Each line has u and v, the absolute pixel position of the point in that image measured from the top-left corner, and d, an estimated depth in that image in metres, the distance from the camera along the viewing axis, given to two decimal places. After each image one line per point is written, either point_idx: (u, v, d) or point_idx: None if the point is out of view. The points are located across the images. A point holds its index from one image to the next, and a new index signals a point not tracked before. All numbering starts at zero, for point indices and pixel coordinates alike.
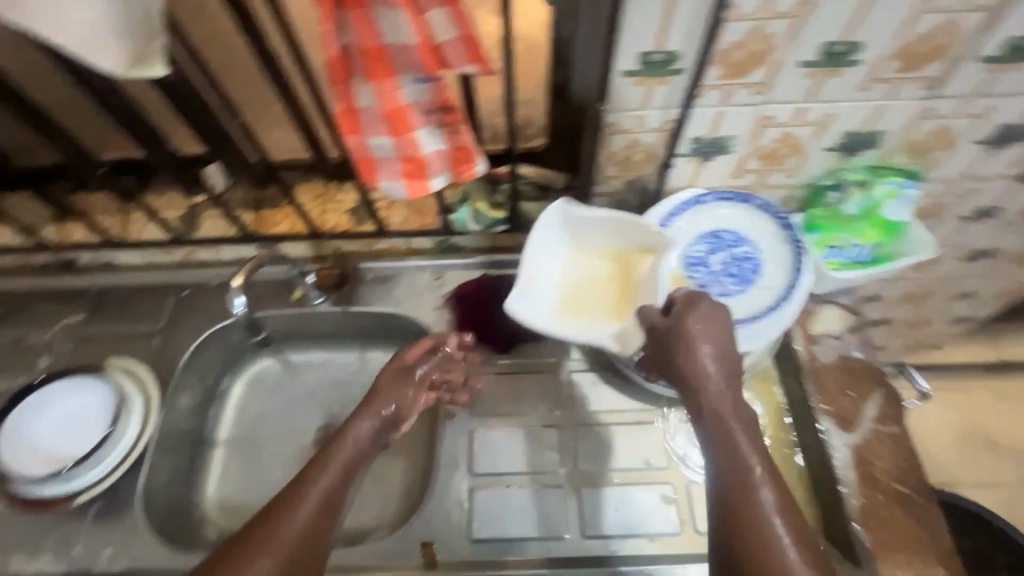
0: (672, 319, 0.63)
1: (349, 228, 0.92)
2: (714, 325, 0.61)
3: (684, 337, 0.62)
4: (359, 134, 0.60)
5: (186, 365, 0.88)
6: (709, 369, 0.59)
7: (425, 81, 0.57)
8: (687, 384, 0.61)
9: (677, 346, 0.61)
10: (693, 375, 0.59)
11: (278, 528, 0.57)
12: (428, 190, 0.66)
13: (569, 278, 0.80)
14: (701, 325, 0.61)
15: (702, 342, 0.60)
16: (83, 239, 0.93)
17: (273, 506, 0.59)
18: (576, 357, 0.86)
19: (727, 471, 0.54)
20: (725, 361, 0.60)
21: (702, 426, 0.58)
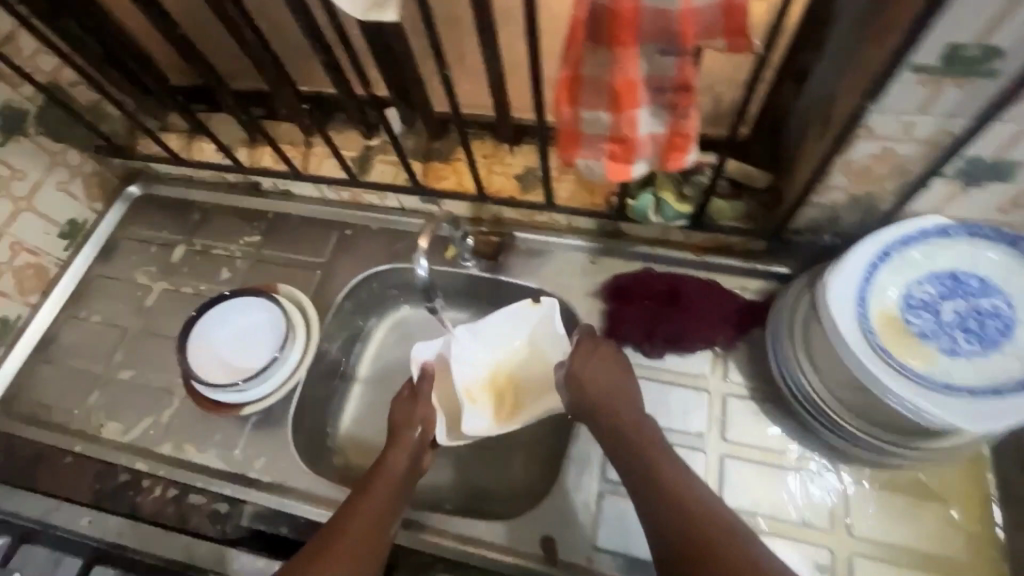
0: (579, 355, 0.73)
1: (515, 195, 0.87)
2: (608, 351, 0.73)
3: (581, 374, 0.71)
4: (575, 105, 0.55)
5: (341, 302, 0.91)
6: (590, 384, 0.70)
7: (670, 56, 0.48)
8: (624, 419, 0.67)
9: (583, 384, 0.70)
10: (597, 402, 0.69)
11: (345, 528, 0.65)
12: (629, 176, 0.60)
13: (489, 359, 0.82)
14: (603, 362, 0.71)
15: (591, 366, 0.71)
16: (270, 166, 0.98)
17: (337, 523, 0.66)
18: (736, 379, 0.77)
19: (663, 492, 0.60)
20: (605, 385, 0.70)
21: (642, 461, 0.64)
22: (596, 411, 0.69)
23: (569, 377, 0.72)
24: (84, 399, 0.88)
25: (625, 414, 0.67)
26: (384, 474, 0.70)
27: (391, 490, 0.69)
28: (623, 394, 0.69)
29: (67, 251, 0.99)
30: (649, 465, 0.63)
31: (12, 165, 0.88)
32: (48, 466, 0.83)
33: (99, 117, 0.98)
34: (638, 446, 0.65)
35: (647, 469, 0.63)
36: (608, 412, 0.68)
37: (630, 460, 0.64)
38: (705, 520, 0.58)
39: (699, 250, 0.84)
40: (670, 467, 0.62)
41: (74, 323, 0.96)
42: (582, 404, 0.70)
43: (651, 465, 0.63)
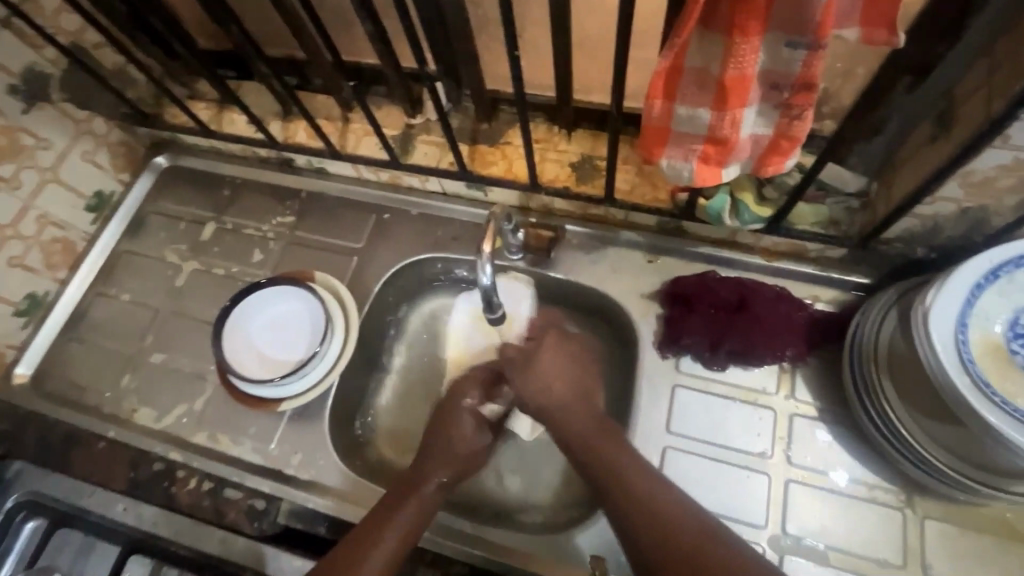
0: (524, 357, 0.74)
1: (570, 185, 0.80)
2: (557, 346, 0.75)
3: (529, 374, 0.72)
4: (670, 100, 0.47)
5: (379, 292, 0.87)
6: (537, 378, 0.72)
7: (797, 49, 0.41)
8: (573, 414, 0.68)
9: (533, 377, 0.72)
10: (544, 397, 0.71)
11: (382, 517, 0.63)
12: (719, 180, 0.52)
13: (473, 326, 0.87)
14: (549, 357, 0.73)
15: (541, 363, 0.73)
16: (304, 142, 0.91)
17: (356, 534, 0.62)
18: (803, 396, 0.72)
19: (619, 483, 0.61)
20: (557, 377, 0.72)
21: (602, 455, 0.64)
22: (542, 407, 0.71)
23: (519, 375, 0.73)
24: (116, 382, 0.86)
25: (578, 410, 0.69)
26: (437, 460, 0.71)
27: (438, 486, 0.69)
28: (571, 386, 0.71)
29: (95, 225, 0.95)
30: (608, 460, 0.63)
31: (37, 134, 0.83)
32: (82, 450, 0.81)
33: (125, 82, 0.92)
34: (594, 439, 0.65)
35: (608, 459, 0.63)
36: (560, 404, 0.70)
37: (584, 451, 0.65)
38: (673, 513, 0.57)
39: (768, 253, 0.78)
40: (633, 463, 0.62)
41: (102, 301, 0.92)
42: (532, 400, 0.72)
43: (603, 453, 0.64)
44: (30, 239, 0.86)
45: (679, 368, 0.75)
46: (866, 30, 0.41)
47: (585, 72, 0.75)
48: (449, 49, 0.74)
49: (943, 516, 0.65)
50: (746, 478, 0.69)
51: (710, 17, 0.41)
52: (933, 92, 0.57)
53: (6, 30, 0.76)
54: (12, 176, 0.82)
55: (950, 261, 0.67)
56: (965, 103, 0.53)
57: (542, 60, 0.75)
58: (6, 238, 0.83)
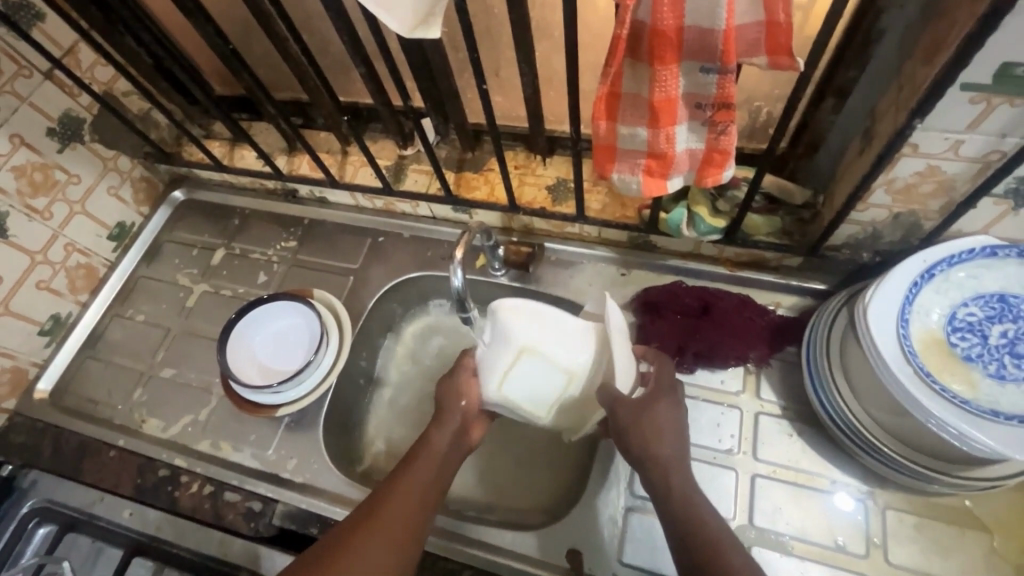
0: (638, 400, 0.66)
1: (546, 205, 0.87)
2: (671, 396, 0.68)
3: (643, 413, 0.65)
4: (613, 120, 0.54)
5: (373, 308, 0.93)
6: (652, 427, 0.65)
7: (712, 74, 0.48)
8: (670, 482, 0.62)
9: (637, 423, 0.64)
10: (640, 444, 0.64)
11: (397, 492, 0.64)
12: (665, 190, 0.59)
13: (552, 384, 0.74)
14: (662, 409, 0.66)
15: (654, 412, 0.66)
16: (307, 174, 1.00)
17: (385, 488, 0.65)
18: (767, 396, 0.76)
19: (696, 524, 0.58)
20: (659, 432, 0.65)
21: (655, 444, 0.64)
22: (629, 441, 0.65)
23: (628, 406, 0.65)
24: (128, 395, 0.92)
25: (674, 479, 0.62)
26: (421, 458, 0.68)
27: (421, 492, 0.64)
28: (676, 449, 0.64)
29: (116, 253, 1.04)
30: (682, 495, 0.61)
31: (68, 171, 0.93)
32: (93, 458, 0.86)
33: (149, 125, 1.03)
34: (687, 512, 0.60)
35: (681, 495, 0.61)
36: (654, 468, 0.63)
37: (675, 519, 0.60)
38: (705, 515, 0.59)
39: (730, 265, 0.84)
40: (708, 511, 0.60)
41: (120, 322, 1.00)
42: (627, 434, 0.65)
43: (691, 512, 0.60)
44: (58, 265, 0.94)
45: None
46: (772, 57, 0.49)
47: (556, 103, 0.83)
48: (434, 87, 0.83)
49: (906, 507, 0.68)
50: (715, 475, 0.72)
51: (638, 51, 0.49)
52: (856, 110, 0.64)
53: (48, 81, 0.87)
54: (45, 208, 0.90)
55: (893, 263, 0.72)
56: (883, 117, 0.60)
57: (517, 94, 0.84)
58: (36, 263, 0.91)
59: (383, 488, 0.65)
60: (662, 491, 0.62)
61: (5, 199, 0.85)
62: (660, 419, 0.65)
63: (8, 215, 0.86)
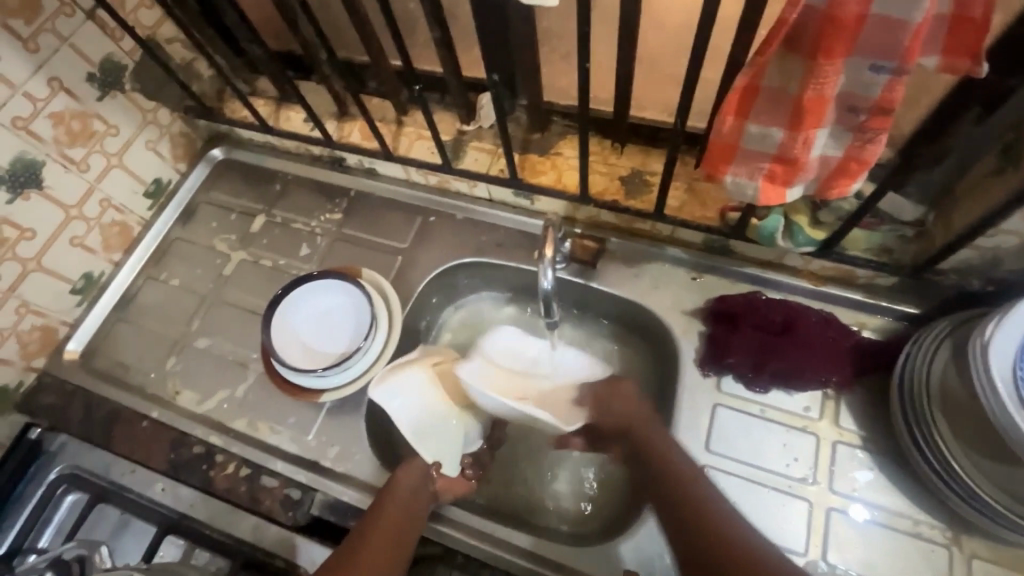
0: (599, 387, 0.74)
1: (618, 198, 0.81)
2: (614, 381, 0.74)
3: (612, 402, 0.73)
4: (741, 117, 0.48)
5: (421, 292, 0.88)
6: (618, 410, 0.72)
7: (882, 74, 0.41)
8: (668, 469, 0.67)
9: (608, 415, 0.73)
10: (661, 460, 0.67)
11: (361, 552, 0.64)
12: (782, 200, 0.53)
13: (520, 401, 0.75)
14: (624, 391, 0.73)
15: (623, 393, 0.73)
16: (358, 142, 0.94)
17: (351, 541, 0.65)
18: (846, 423, 0.71)
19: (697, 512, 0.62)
20: (638, 420, 0.71)
21: (654, 445, 0.69)
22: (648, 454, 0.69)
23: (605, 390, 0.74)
24: (161, 363, 0.88)
25: (686, 486, 0.65)
26: (397, 502, 0.68)
27: (393, 534, 0.65)
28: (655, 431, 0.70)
29: (151, 211, 0.98)
30: (674, 481, 0.65)
31: (107, 121, 0.86)
32: (125, 428, 0.83)
33: (192, 76, 0.96)
34: (682, 491, 0.64)
35: (676, 479, 0.65)
36: (671, 461, 0.67)
37: (677, 517, 0.64)
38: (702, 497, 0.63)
39: (815, 279, 0.77)
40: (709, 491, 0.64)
41: (153, 286, 0.95)
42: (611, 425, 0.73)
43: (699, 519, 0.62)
44: (92, 221, 0.89)
45: (721, 387, 0.75)
46: (948, 58, 0.42)
47: (643, 86, 0.75)
48: (510, 58, 0.75)
49: (993, 557, 0.63)
50: (783, 503, 0.68)
51: (796, 39, 0.42)
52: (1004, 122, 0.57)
53: (90, 21, 0.80)
54: (82, 159, 0.85)
55: (1009, 295, 0.66)
56: None
57: (601, 73, 0.76)
58: (70, 218, 0.85)
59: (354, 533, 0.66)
60: (660, 473, 0.67)
61: (42, 147, 0.79)
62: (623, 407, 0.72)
63: (44, 164, 0.80)
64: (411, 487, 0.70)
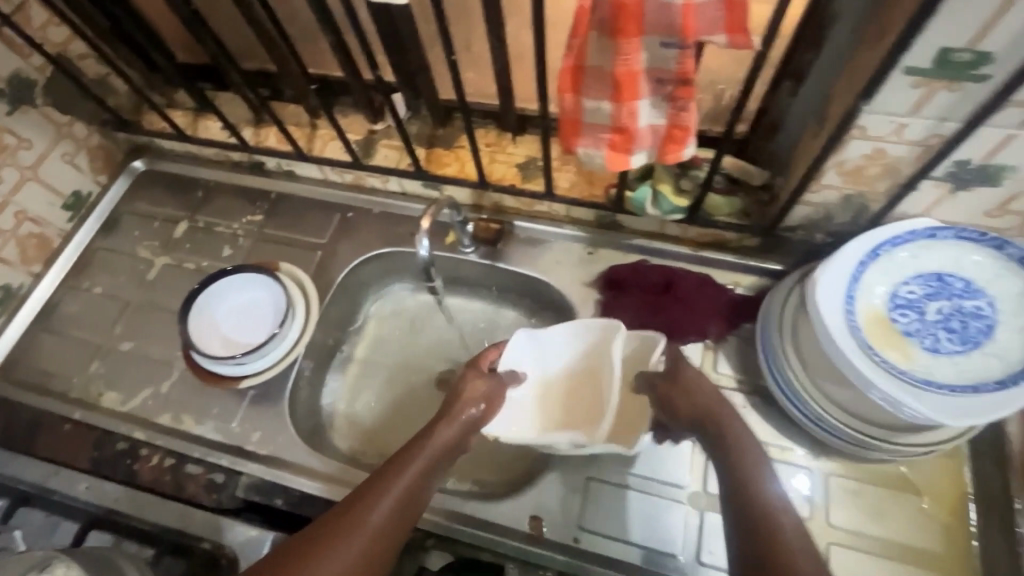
0: (670, 368, 0.72)
1: (516, 183, 0.88)
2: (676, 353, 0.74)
3: (686, 390, 0.69)
4: (577, 93, 0.56)
5: (341, 282, 0.93)
6: (690, 392, 0.69)
7: (673, 48, 0.50)
8: (736, 449, 0.63)
9: (687, 396, 0.69)
10: (723, 446, 0.63)
11: (370, 515, 0.60)
12: (628, 166, 0.60)
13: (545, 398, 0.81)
14: (691, 372, 0.71)
15: (688, 374, 0.70)
16: (275, 146, 0.98)
17: (358, 492, 0.62)
18: (723, 369, 0.79)
19: (745, 484, 0.59)
20: (707, 400, 0.68)
21: (715, 425, 0.66)
22: (705, 426, 0.67)
23: (687, 380, 0.70)
24: (84, 368, 0.90)
25: (742, 462, 0.61)
26: (422, 465, 0.65)
27: (409, 503, 0.62)
28: (727, 413, 0.66)
29: (71, 223, 1.00)
30: (738, 461, 0.61)
31: (19, 135, 0.89)
32: (48, 432, 0.84)
33: (107, 91, 0.99)
34: (740, 464, 0.61)
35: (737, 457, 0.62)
36: (738, 440, 0.63)
37: (731, 486, 0.60)
38: (761, 477, 0.59)
39: (693, 245, 0.86)
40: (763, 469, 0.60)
41: (75, 295, 0.97)
42: (687, 411, 0.68)
43: (748, 492, 0.58)
44: (8, 233, 0.90)
45: None
46: (730, 36, 0.50)
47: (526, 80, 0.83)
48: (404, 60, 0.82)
49: (846, 473, 0.72)
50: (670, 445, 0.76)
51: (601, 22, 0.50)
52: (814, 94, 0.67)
53: None
54: None
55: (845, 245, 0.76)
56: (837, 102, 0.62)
57: None
58: None
59: (371, 480, 0.63)
60: (721, 457, 0.63)
61: None
62: (709, 392, 0.68)
63: None
64: (439, 448, 0.67)
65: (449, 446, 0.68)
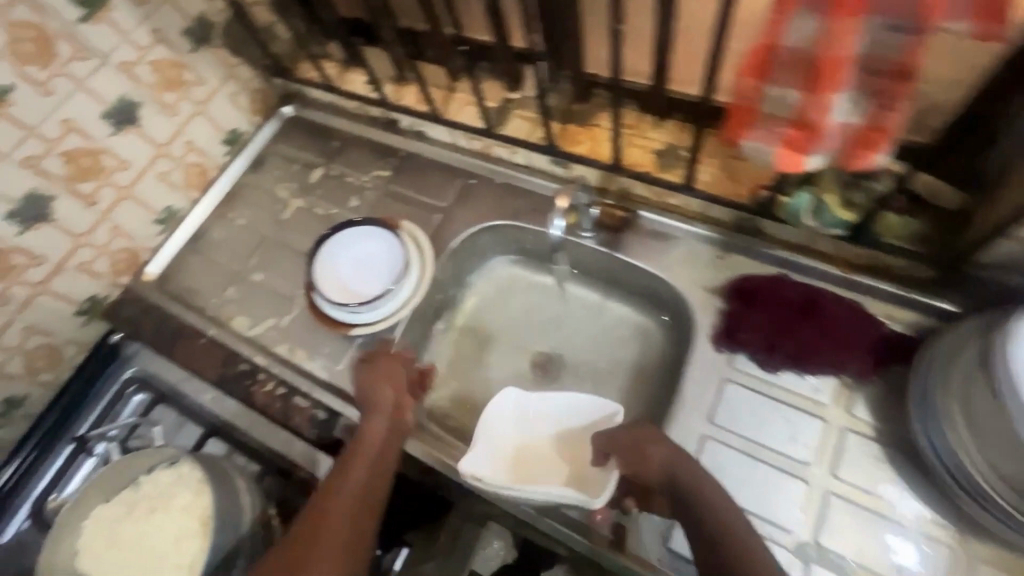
0: (631, 442, 0.68)
1: (650, 170, 0.83)
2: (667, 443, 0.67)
3: (642, 461, 0.66)
4: (760, 79, 0.49)
5: (455, 248, 0.94)
6: (644, 461, 0.66)
7: (901, 33, 0.42)
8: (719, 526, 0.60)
9: (642, 458, 0.66)
10: (695, 514, 0.62)
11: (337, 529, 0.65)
12: (801, 168, 0.53)
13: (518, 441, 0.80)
14: (658, 448, 0.66)
15: (652, 451, 0.66)
16: (413, 107, 1.00)
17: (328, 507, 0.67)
18: (859, 412, 0.70)
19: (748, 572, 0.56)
20: (664, 463, 0.65)
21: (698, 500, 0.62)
22: (674, 494, 0.64)
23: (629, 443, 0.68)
24: (222, 290, 0.99)
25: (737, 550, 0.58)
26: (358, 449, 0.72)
27: (376, 470, 0.71)
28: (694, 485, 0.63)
29: (226, 157, 1.09)
30: (723, 541, 0.59)
31: (196, 71, 0.97)
32: (187, 342, 0.94)
33: (271, 38, 1.05)
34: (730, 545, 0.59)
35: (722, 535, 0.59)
36: (718, 521, 0.60)
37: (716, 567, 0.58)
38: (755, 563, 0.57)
39: (846, 266, 0.75)
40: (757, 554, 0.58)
41: (222, 224, 1.06)
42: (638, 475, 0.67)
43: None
44: (177, 160, 1.00)
45: (734, 365, 0.75)
46: (981, 24, 0.41)
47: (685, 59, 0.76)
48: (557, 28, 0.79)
49: (998, 562, 0.62)
50: (781, 485, 0.68)
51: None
52: None
53: None
54: (173, 104, 0.96)
55: None
56: None
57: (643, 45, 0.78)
58: (159, 155, 0.97)
59: (333, 479, 0.70)
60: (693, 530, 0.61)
61: (141, 90, 0.90)
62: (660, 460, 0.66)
63: (143, 105, 0.92)
64: (372, 444, 0.73)
65: (386, 436, 0.74)
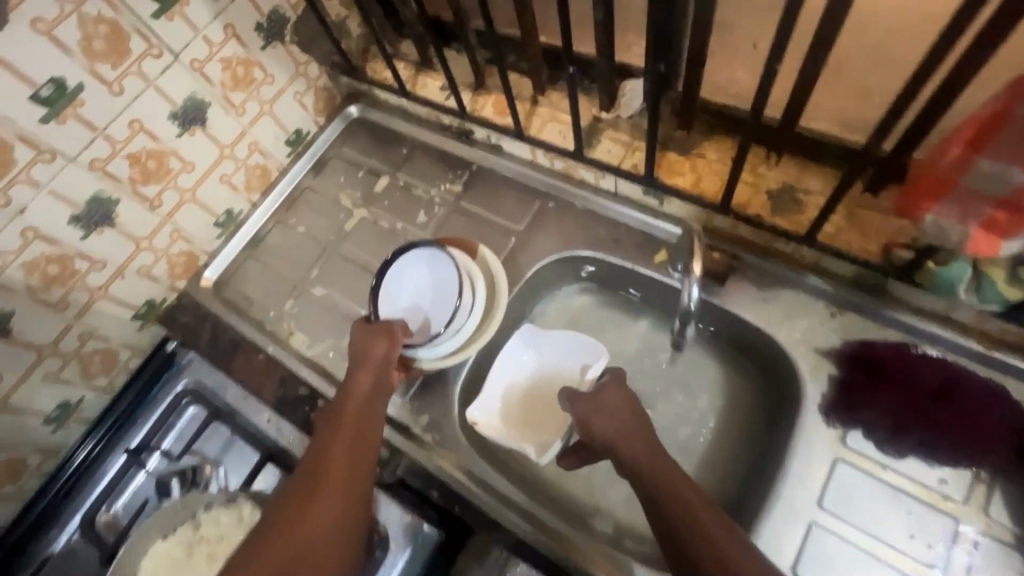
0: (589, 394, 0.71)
1: (762, 214, 0.74)
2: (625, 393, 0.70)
3: (593, 412, 0.68)
4: (974, 152, 0.52)
5: (530, 278, 0.87)
6: (603, 414, 0.68)
7: None
8: (677, 488, 0.59)
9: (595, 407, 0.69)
10: (662, 481, 0.60)
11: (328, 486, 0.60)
12: (998, 249, 0.55)
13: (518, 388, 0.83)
14: (622, 407, 0.68)
15: (609, 400, 0.69)
16: (492, 117, 0.92)
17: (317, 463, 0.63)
18: (996, 514, 0.62)
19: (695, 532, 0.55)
20: (616, 422, 0.66)
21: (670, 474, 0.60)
22: (648, 481, 0.61)
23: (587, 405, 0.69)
24: (280, 303, 0.94)
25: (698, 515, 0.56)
26: (346, 411, 0.68)
27: (366, 425, 0.67)
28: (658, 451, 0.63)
29: (288, 158, 1.03)
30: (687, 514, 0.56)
31: (266, 69, 0.91)
32: (244, 357, 0.90)
33: (343, 34, 0.99)
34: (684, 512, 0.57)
35: (674, 496, 0.58)
36: (680, 487, 0.59)
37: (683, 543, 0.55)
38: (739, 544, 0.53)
39: (989, 343, 0.66)
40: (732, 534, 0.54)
41: (281, 229, 1.01)
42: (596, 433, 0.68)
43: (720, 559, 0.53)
44: (240, 161, 0.95)
45: (846, 443, 0.67)
46: None
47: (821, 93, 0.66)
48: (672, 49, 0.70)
49: None
50: None
51: None
52: None
53: None
54: (240, 103, 0.90)
55: None
56: None
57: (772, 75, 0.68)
58: (223, 157, 0.92)
59: (318, 441, 0.66)
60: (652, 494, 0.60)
61: (210, 89, 0.85)
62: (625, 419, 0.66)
63: (210, 105, 0.86)
64: (358, 401, 0.68)
65: (373, 395, 0.70)
